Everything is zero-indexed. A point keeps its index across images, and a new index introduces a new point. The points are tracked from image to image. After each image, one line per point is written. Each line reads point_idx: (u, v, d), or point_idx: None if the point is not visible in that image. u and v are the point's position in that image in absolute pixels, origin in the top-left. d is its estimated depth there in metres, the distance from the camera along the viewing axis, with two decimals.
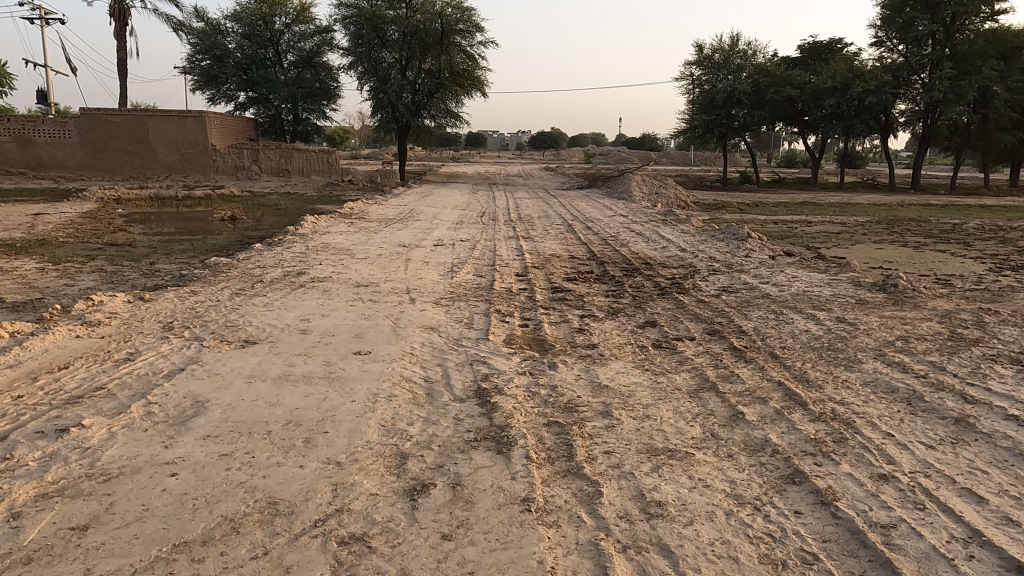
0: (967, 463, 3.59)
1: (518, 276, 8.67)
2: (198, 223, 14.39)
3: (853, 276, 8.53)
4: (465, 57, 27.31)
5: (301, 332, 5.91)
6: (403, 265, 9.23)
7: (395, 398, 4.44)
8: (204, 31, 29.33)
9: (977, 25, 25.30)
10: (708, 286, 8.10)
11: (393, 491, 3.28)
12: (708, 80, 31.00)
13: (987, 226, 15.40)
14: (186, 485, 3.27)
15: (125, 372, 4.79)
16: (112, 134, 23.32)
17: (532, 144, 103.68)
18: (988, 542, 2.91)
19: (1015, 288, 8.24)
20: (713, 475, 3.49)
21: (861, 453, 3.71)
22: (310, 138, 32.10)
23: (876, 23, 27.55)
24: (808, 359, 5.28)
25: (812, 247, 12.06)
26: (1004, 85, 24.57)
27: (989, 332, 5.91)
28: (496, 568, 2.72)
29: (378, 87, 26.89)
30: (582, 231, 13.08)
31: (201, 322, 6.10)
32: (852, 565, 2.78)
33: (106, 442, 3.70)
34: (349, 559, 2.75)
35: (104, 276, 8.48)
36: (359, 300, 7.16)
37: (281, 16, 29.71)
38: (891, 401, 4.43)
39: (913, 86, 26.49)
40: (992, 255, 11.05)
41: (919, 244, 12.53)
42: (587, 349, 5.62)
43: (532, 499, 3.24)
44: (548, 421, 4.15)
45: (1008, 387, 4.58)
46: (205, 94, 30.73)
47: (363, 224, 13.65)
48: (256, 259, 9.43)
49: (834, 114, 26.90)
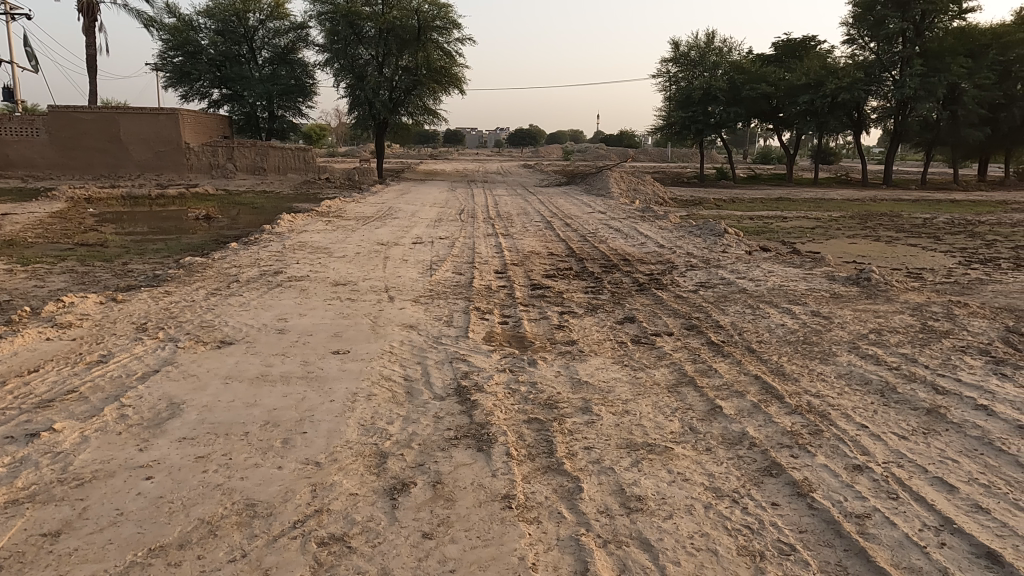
0: (939, 452, 3.67)
1: (497, 273, 8.65)
2: (172, 222, 14.15)
3: (827, 270, 8.67)
4: (442, 54, 27.23)
5: (279, 331, 5.85)
6: (382, 263, 9.17)
7: (375, 397, 4.42)
8: (176, 27, 28.81)
9: (946, 22, 25.84)
10: (686, 281, 8.17)
11: (373, 491, 3.26)
12: (685, 77, 31.90)
13: (957, 221, 15.65)
14: (162, 488, 3.22)
15: (97, 374, 4.69)
16: (83, 131, 22.87)
17: (511, 139, 103.42)
18: (958, 530, 2.97)
19: (983, 281, 8.42)
20: (692, 469, 3.53)
21: (837, 445, 3.77)
22: (286, 135, 31.83)
23: (849, 20, 27.83)
24: (784, 353, 5.36)
25: (788, 242, 12.24)
26: (972, 82, 25.06)
27: (960, 324, 6.04)
28: (477, 565, 2.72)
29: (355, 84, 26.63)
30: (561, 228, 13.11)
31: (177, 322, 6.01)
32: (828, 555, 2.83)
33: (79, 446, 3.64)
34: (329, 559, 2.73)
35: (75, 277, 8.32)
36: (338, 299, 7.09)
37: (256, 12, 29.28)
38: (865, 393, 4.51)
39: (885, 83, 26.45)
40: (962, 249, 11.27)
41: (890, 238, 12.75)
42: (567, 345, 5.65)
43: (513, 496, 3.25)
44: (529, 418, 4.16)
45: (977, 377, 4.69)
46: (179, 90, 30.26)
47: (341, 222, 13.54)
48: (232, 258, 9.32)
49: (808, 110, 27.41)
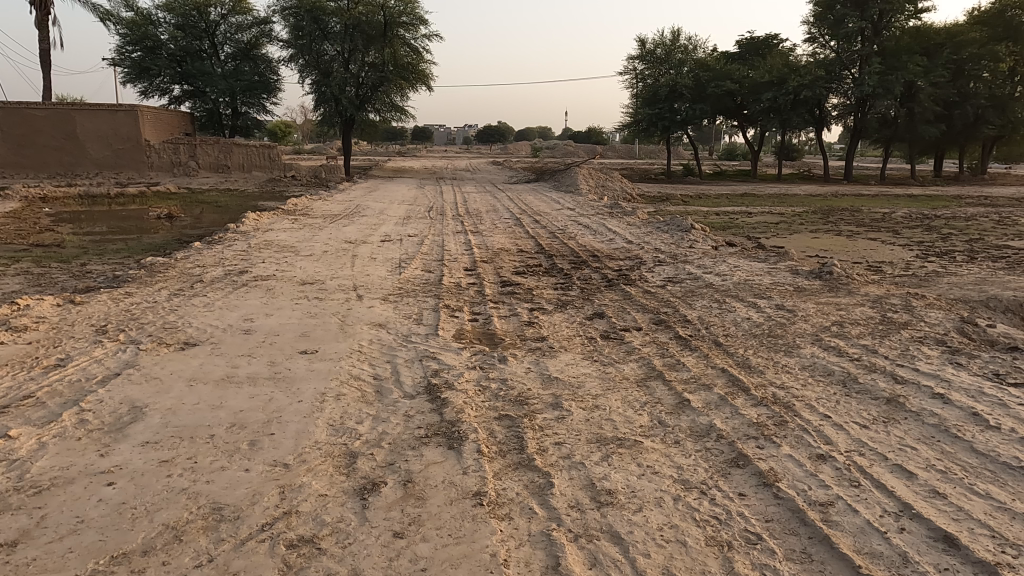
0: (898, 440, 3.77)
1: (466, 271, 8.63)
2: (133, 222, 13.78)
3: (791, 264, 8.85)
4: (409, 50, 27.04)
5: (245, 332, 5.76)
6: (350, 261, 9.08)
7: (344, 397, 4.38)
8: (134, 21, 28.09)
9: (903, 22, 26.62)
10: (654, 277, 8.25)
11: (343, 491, 3.24)
12: (651, 74, 31.49)
13: (914, 215, 16.11)
14: (124, 494, 3.14)
15: (54, 379, 4.56)
16: (37, 129, 22.11)
17: (478, 137, 103.38)
18: (918, 515, 3.06)
19: (940, 273, 8.69)
20: (662, 462, 3.57)
21: (801, 435, 3.84)
22: (250, 132, 31.28)
23: (810, 20, 28.34)
24: (750, 346, 5.46)
25: (753, 237, 12.43)
26: (928, 80, 25.79)
27: (917, 315, 6.22)
28: (449, 563, 2.71)
29: (321, 80, 26.28)
30: (531, 225, 13.13)
31: (139, 324, 5.88)
32: (793, 543, 2.89)
33: (36, 453, 3.53)
34: (299, 561, 2.70)
35: (31, 279, 8.07)
36: (305, 298, 6.99)
37: (217, 6, 28.71)
38: (827, 383, 4.62)
39: (845, 81, 27.04)
40: (919, 242, 11.60)
41: (850, 233, 13.03)
42: (537, 342, 5.67)
43: (484, 493, 3.25)
44: (499, 414, 4.17)
45: (934, 367, 4.84)
46: (137, 87, 29.49)
47: (308, 220, 13.37)
48: (195, 257, 9.12)
49: (771, 107, 27.88)
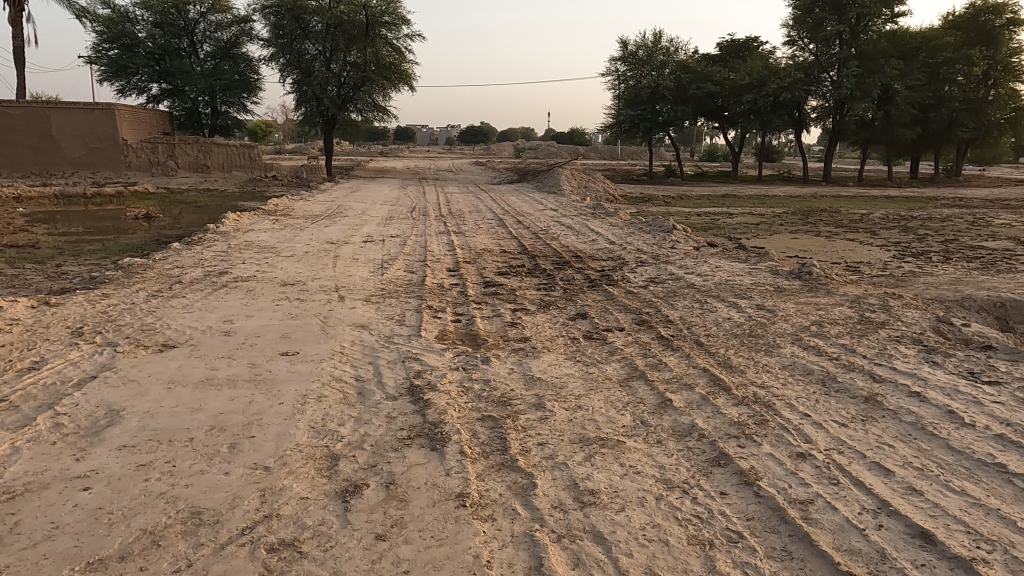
0: (876, 438, 3.82)
1: (449, 272, 8.61)
2: (110, 222, 13.57)
3: (771, 264, 8.94)
4: (391, 49, 26.92)
5: (224, 333, 5.70)
6: (332, 262, 9.03)
7: (326, 399, 4.34)
8: (111, 18, 27.70)
9: (880, 26, 26.94)
10: (636, 277, 8.29)
11: (324, 494, 3.21)
12: (633, 75, 31.62)
13: (891, 216, 16.34)
14: (100, 499, 3.09)
15: (28, 382, 4.47)
16: (11, 128, 21.60)
17: (461, 138, 103.17)
18: (895, 511, 3.10)
19: (916, 273, 8.84)
20: (644, 461, 3.59)
21: (781, 434, 3.88)
22: (229, 132, 30.94)
23: (789, 23, 28.66)
24: (731, 345, 5.50)
25: (734, 238, 12.54)
26: (904, 83, 26.20)
27: (894, 314, 6.31)
28: (431, 565, 2.70)
29: (302, 79, 26.08)
30: (514, 225, 13.13)
31: (115, 326, 5.78)
32: (774, 540, 2.92)
33: (9, 457, 3.47)
34: (279, 565, 2.68)
35: (4, 281, 7.92)
36: (286, 299, 6.93)
37: (196, 4, 28.40)
38: (807, 382, 4.67)
39: (823, 84, 27.36)
40: (896, 243, 11.79)
41: (829, 233, 13.18)
42: (520, 342, 5.68)
43: (466, 494, 3.24)
44: (482, 415, 4.16)
45: (911, 366, 4.91)
46: (114, 85, 29.04)
47: (289, 220, 13.27)
48: (173, 258, 9.01)
49: (751, 109, 28.19)
